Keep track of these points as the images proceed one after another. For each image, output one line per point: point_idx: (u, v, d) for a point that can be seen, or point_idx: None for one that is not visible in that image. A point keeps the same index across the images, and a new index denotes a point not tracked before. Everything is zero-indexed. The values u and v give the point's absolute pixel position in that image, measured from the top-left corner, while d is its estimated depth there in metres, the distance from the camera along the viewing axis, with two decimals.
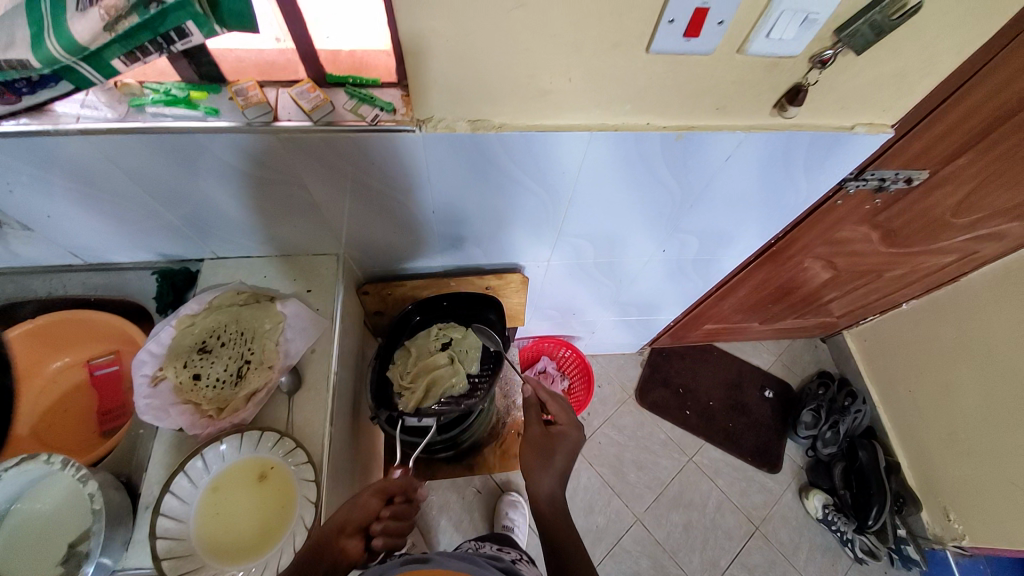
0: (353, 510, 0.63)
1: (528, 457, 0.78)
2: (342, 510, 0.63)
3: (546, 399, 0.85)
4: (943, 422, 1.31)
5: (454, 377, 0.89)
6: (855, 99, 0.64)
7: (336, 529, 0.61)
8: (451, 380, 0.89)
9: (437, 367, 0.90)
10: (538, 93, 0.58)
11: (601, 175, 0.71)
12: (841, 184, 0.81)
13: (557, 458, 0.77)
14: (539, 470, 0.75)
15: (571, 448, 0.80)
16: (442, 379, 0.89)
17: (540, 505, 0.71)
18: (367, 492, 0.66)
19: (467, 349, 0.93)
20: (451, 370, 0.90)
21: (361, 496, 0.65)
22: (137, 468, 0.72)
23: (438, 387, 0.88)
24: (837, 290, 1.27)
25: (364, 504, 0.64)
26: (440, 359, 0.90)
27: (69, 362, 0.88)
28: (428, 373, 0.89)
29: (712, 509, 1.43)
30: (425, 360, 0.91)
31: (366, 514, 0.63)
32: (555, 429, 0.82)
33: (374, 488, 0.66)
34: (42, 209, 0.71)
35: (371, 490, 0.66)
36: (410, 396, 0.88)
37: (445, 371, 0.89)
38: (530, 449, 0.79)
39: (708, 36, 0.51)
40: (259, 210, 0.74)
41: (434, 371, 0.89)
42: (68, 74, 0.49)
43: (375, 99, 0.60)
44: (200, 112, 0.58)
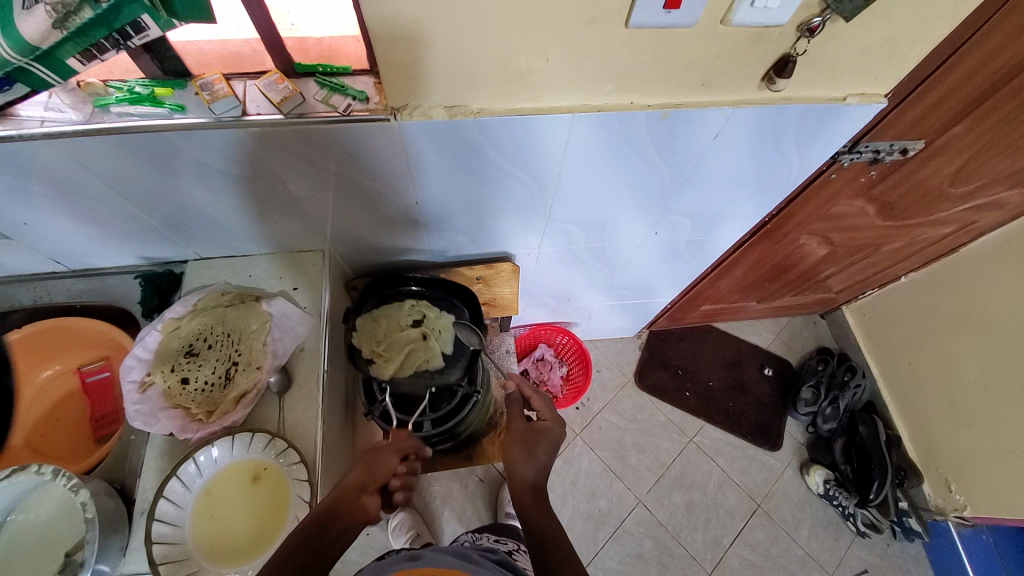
0: (374, 469, 0.65)
1: (511, 448, 0.78)
2: (361, 468, 0.65)
3: (531, 395, 0.88)
4: (943, 393, 1.30)
5: (428, 354, 0.86)
6: (845, 70, 0.62)
7: (357, 487, 0.62)
8: (426, 356, 0.85)
9: (410, 341, 0.85)
10: (515, 75, 0.56)
11: (588, 158, 0.69)
12: (835, 158, 0.79)
13: (540, 451, 0.77)
14: (522, 460, 0.75)
15: (554, 441, 0.81)
16: (417, 355, 0.85)
17: (523, 497, 0.71)
18: (386, 451, 0.68)
19: (444, 327, 0.88)
20: (425, 348, 0.86)
21: (379, 456, 0.67)
22: (131, 474, 0.71)
23: (410, 361, 0.84)
24: (835, 265, 1.25)
25: (384, 462, 0.66)
26: (413, 333, 0.86)
27: (59, 371, 0.87)
28: (401, 346, 0.84)
29: (714, 489, 1.44)
30: (398, 332, 0.85)
31: (386, 472, 0.65)
32: (539, 424, 0.83)
33: (392, 448, 0.69)
34: (17, 217, 0.70)
35: (387, 450, 0.68)
36: (381, 366, 0.84)
37: (419, 347, 0.85)
38: (516, 442, 0.78)
39: (688, 7, 0.49)
40: (238, 209, 0.73)
41: (408, 346, 0.84)
42: (22, 76, 0.47)
43: (346, 87, 0.58)
44: (165, 109, 0.56)
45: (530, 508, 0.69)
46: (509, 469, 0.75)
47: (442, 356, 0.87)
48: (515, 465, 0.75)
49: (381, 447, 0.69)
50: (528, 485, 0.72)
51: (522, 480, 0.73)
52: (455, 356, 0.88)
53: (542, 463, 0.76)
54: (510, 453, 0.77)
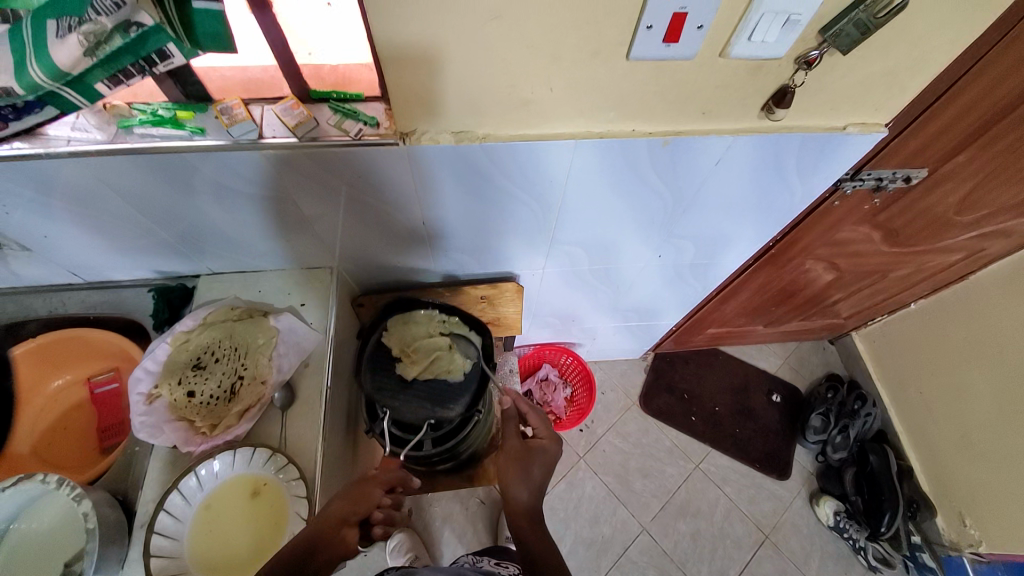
0: (360, 502, 0.64)
1: (506, 468, 0.78)
2: (345, 498, 0.65)
3: (526, 411, 0.86)
4: (956, 424, 1.27)
5: (451, 364, 0.84)
6: (844, 100, 0.63)
7: (336, 521, 0.62)
8: (448, 367, 0.84)
9: (438, 348, 0.86)
10: (520, 103, 0.58)
11: (592, 183, 0.71)
12: (837, 185, 0.80)
13: (535, 470, 0.77)
14: (516, 482, 0.75)
15: (550, 460, 0.81)
16: (441, 363, 0.85)
17: (519, 518, 0.71)
18: (371, 482, 0.67)
19: (471, 344, 0.88)
20: (449, 358, 0.85)
21: (364, 487, 0.66)
22: (133, 485, 0.72)
23: (432, 368, 0.84)
24: (842, 291, 1.24)
25: (369, 495, 0.66)
26: (441, 341, 0.86)
27: (70, 380, 0.89)
28: (428, 351, 0.85)
29: (721, 517, 1.40)
30: (426, 338, 0.86)
31: (369, 505, 0.65)
32: (535, 442, 0.82)
33: (379, 479, 0.68)
34: (39, 229, 0.72)
35: (371, 483, 0.67)
36: (405, 366, 0.84)
37: (444, 356, 0.85)
38: (510, 462, 0.78)
39: (687, 42, 0.51)
40: (250, 226, 0.75)
41: (433, 352, 0.85)
42: (53, 100, 0.50)
43: (358, 113, 0.60)
44: (186, 131, 0.58)
45: (526, 531, 0.69)
46: (505, 491, 0.75)
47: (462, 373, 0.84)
48: (509, 487, 0.75)
49: (366, 478, 0.68)
50: (524, 508, 0.72)
51: (517, 502, 0.73)
52: (465, 388, 0.84)
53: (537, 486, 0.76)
54: (505, 474, 0.77)
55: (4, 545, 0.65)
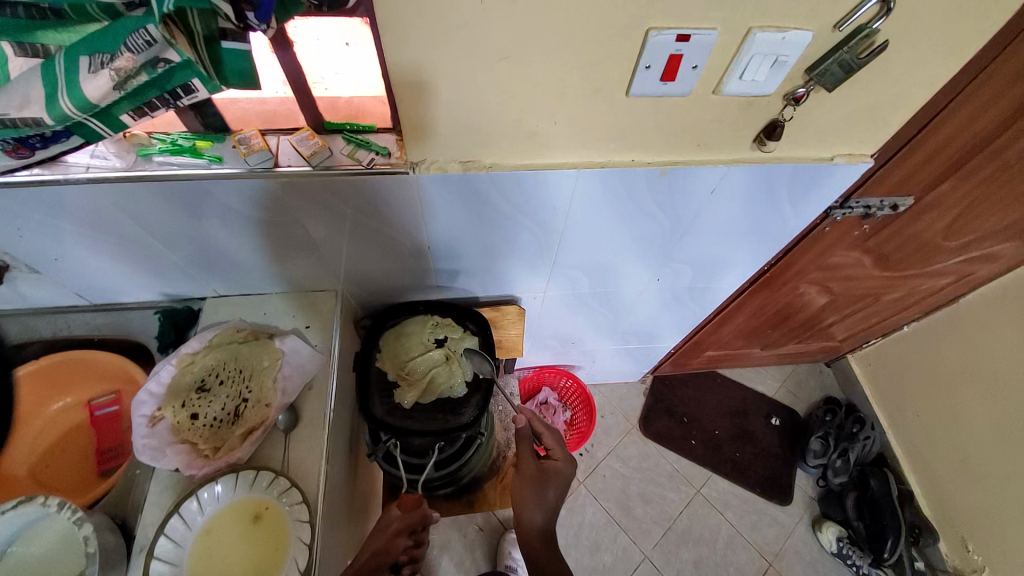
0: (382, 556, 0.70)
1: (520, 491, 0.80)
2: (369, 550, 0.70)
3: (541, 431, 0.85)
4: (954, 447, 1.28)
5: (451, 379, 0.82)
6: (831, 133, 0.67)
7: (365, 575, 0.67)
8: (448, 382, 0.82)
9: (434, 364, 0.83)
10: (525, 134, 0.61)
11: (590, 209, 0.73)
12: (827, 212, 0.83)
13: (550, 492, 0.79)
14: (529, 508, 0.79)
15: (564, 481, 0.81)
16: (440, 380, 0.82)
17: (535, 549, 0.75)
18: (391, 533, 0.72)
19: (468, 352, 0.85)
20: (448, 372, 0.82)
21: (387, 538, 0.72)
22: (133, 509, 0.71)
23: (433, 389, 0.81)
24: (836, 314, 1.27)
25: (392, 545, 0.71)
26: (436, 356, 0.83)
27: (71, 402, 0.89)
28: (424, 371, 0.82)
29: (723, 544, 1.39)
30: (420, 356, 0.83)
31: (393, 555, 0.70)
32: (549, 464, 0.82)
33: (398, 528, 0.73)
34: (51, 252, 0.74)
35: (391, 533, 0.72)
36: (403, 392, 0.80)
37: (442, 371, 0.82)
38: (524, 483, 0.80)
39: (683, 80, 0.54)
40: (258, 249, 0.77)
41: (430, 370, 0.82)
42: (80, 129, 0.52)
43: (370, 143, 0.63)
44: (204, 160, 0.61)
45: (541, 555, 0.74)
46: (519, 513, 0.79)
47: (464, 384, 0.82)
48: (524, 510, 0.79)
49: (388, 527, 0.73)
50: (538, 529, 0.77)
51: (531, 525, 0.77)
52: (477, 388, 0.83)
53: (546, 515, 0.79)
54: (519, 496, 0.80)
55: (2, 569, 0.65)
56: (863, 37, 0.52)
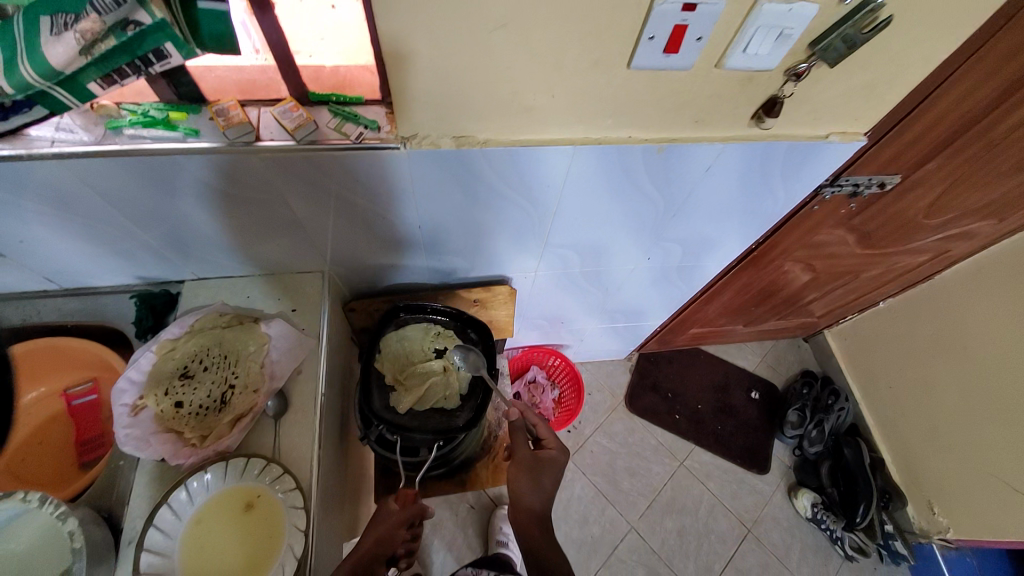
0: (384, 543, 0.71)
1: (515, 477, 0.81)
2: (372, 539, 0.71)
3: (536, 423, 0.86)
4: (924, 417, 1.34)
5: (446, 391, 0.86)
6: (828, 111, 0.67)
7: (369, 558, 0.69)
8: (443, 394, 0.85)
9: (432, 373, 0.86)
10: (521, 108, 0.59)
11: (586, 187, 0.72)
12: (818, 191, 0.83)
13: (545, 480, 0.80)
14: (526, 491, 0.79)
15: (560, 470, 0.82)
16: (435, 390, 0.85)
17: (532, 530, 0.76)
18: (392, 524, 0.74)
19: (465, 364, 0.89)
20: (444, 383, 0.86)
21: (389, 528, 0.73)
22: (119, 501, 0.69)
23: (427, 397, 0.85)
24: (817, 291, 1.30)
25: (393, 535, 0.73)
26: (435, 365, 0.87)
27: (44, 393, 0.85)
28: (422, 379, 0.86)
29: (705, 513, 1.44)
30: (420, 364, 0.87)
31: (393, 544, 0.72)
32: (544, 453, 0.83)
33: (399, 519, 0.74)
34: (14, 234, 0.69)
35: (393, 523, 0.74)
36: (399, 397, 0.84)
37: (438, 381, 0.86)
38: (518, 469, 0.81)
39: (687, 53, 0.53)
40: (238, 229, 0.73)
41: (428, 379, 0.85)
42: (42, 99, 0.48)
43: (359, 116, 0.60)
44: (179, 133, 0.57)
45: (537, 538, 0.74)
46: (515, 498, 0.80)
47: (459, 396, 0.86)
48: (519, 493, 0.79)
49: (389, 518, 0.75)
50: (534, 513, 0.77)
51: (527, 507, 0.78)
52: (471, 397, 0.87)
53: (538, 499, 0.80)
54: (514, 482, 0.81)
55: None
56: (868, 11, 0.52)
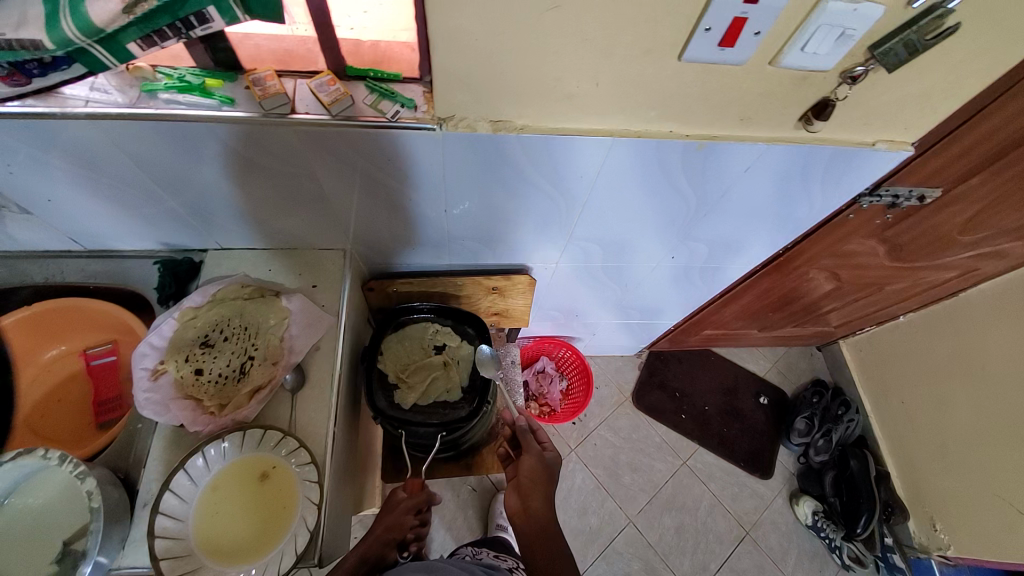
0: (395, 528, 0.74)
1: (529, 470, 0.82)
2: (382, 526, 0.75)
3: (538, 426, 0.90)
4: (934, 434, 1.33)
5: (449, 384, 0.92)
6: (878, 117, 0.64)
7: (381, 543, 0.73)
8: (446, 388, 0.91)
9: (433, 369, 0.92)
10: (562, 96, 0.57)
11: (619, 180, 0.70)
12: (855, 200, 0.81)
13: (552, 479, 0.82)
14: (536, 483, 0.81)
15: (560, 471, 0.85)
16: (438, 385, 0.91)
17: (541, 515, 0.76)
18: (400, 511, 0.76)
19: (464, 358, 0.95)
20: (445, 376, 0.92)
21: (397, 515, 0.76)
22: (135, 464, 0.69)
23: (431, 391, 0.90)
24: (837, 301, 1.28)
25: (402, 522, 0.75)
26: (436, 362, 0.93)
27: (65, 351, 0.87)
28: (424, 375, 0.91)
29: (704, 513, 1.44)
30: (422, 361, 0.92)
31: (402, 530, 0.74)
32: (548, 455, 0.86)
33: (406, 506, 0.76)
34: (43, 192, 0.69)
35: (401, 511, 0.76)
36: (404, 393, 0.89)
37: (440, 376, 0.92)
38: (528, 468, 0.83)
39: (742, 47, 0.50)
40: (265, 201, 0.73)
41: (430, 374, 0.91)
42: (82, 57, 0.47)
43: (396, 94, 0.59)
44: (215, 100, 0.57)
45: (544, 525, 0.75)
46: (519, 492, 0.80)
47: (461, 388, 0.92)
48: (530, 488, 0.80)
49: (397, 506, 0.77)
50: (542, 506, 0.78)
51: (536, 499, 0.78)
52: (471, 389, 0.93)
53: (547, 488, 0.81)
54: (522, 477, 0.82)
55: None
56: (934, 17, 0.49)
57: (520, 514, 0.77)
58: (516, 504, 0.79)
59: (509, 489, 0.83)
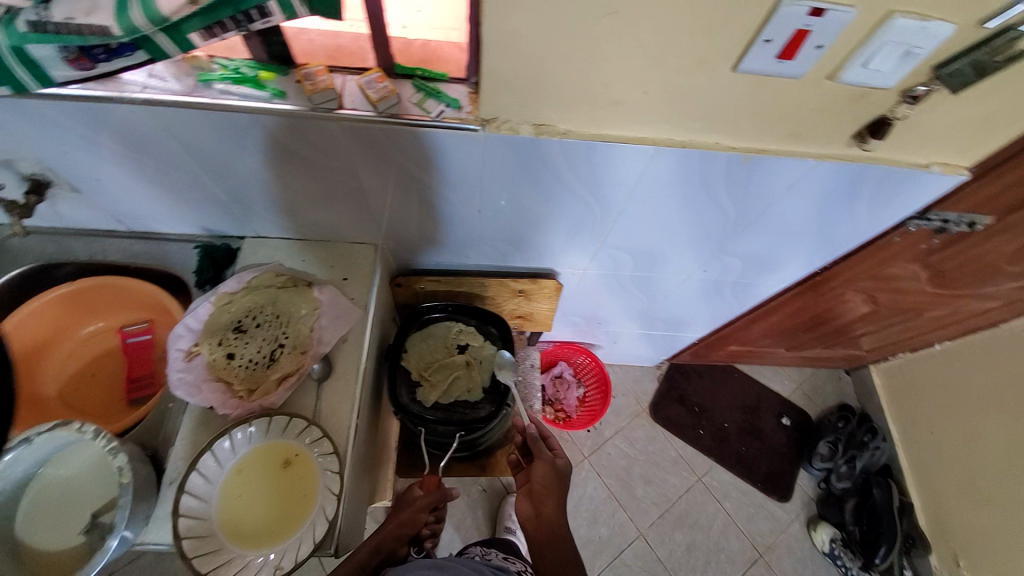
0: (405, 525, 0.74)
1: (541, 480, 0.80)
2: (395, 521, 0.74)
3: (550, 434, 0.88)
4: (963, 469, 1.27)
5: (470, 384, 0.91)
6: (935, 138, 0.62)
7: (393, 537, 0.72)
8: (467, 388, 0.91)
9: (455, 368, 0.92)
10: (609, 102, 0.56)
11: (657, 189, 0.69)
12: (902, 222, 0.78)
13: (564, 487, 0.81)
14: (547, 490, 0.79)
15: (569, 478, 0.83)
16: (460, 384, 0.91)
17: (551, 520, 0.76)
18: (415, 509, 0.75)
19: (487, 359, 0.95)
20: (467, 376, 0.92)
21: (411, 512, 0.75)
22: (164, 443, 0.71)
23: (452, 390, 0.90)
24: (870, 325, 1.24)
25: (415, 518, 0.75)
26: (458, 361, 0.92)
27: (102, 328, 0.90)
28: (447, 373, 0.91)
29: (717, 532, 1.41)
30: (445, 360, 0.92)
31: (415, 527, 0.74)
32: (559, 462, 0.83)
33: (421, 504, 0.76)
34: (93, 172, 0.71)
35: (415, 508, 0.76)
36: (425, 390, 0.90)
37: (462, 375, 0.92)
38: (540, 478, 0.80)
39: (803, 60, 0.49)
40: (304, 192, 0.74)
41: (452, 373, 0.91)
42: (146, 45, 0.49)
43: (442, 94, 0.59)
44: (266, 93, 0.58)
45: (552, 535, 0.74)
46: (529, 500, 0.79)
47: (482, 388, 0.92)
48: (545, 498, 0.78)
49: (412, 503, 0.77)
50: (553, 515, 0.76)
51: (549, 509, 0.77)
52: (493, 389, 0.93)
53: (558, 494, 0.80)
54: (535, 487, 0.80)
55: (26, 495, 0.65)
56: (1008, 38, 0.47)
57: (531, 520, 0.76)
58: (526, 509, 0.78)
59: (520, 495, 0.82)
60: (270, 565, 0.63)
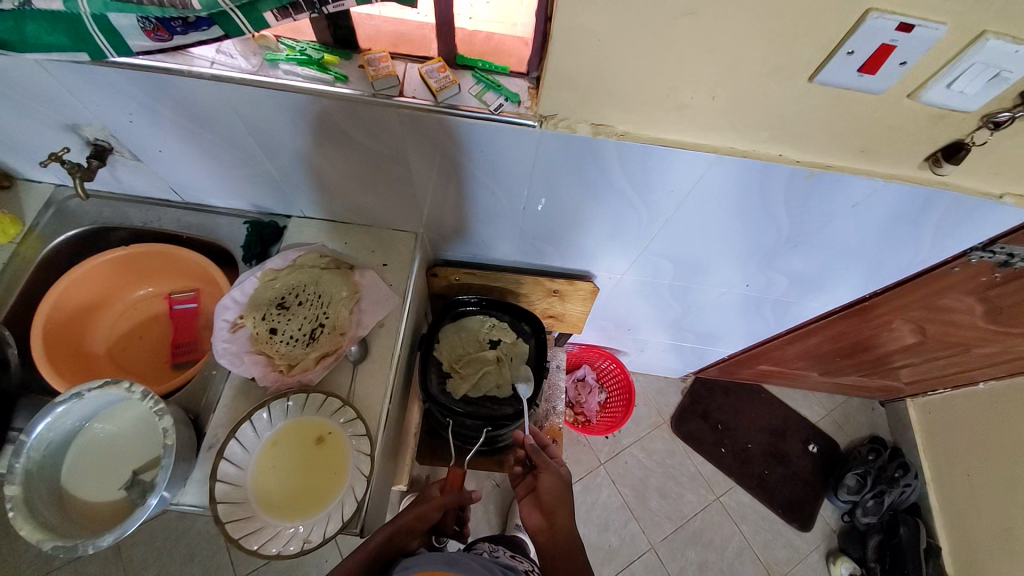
0: (420, 520, 0.73)
1: (549, 489, 0.76)
2: (412, 513, 0.73)
3: (549, 443, 0.89)
4: (1001, 517, 1.20)
5: (499, 380, 0.91)
6: (1014, 167, 0.58)
7: (405, 529, 0.71)
8: (496, 383, 0.91)
9: (486, 363, 0.92)
10: (673, 106, 0.55)
11: (708, 198, 0.67)
12: (964, 252, 0.74)
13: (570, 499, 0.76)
14: (558, 505, 0.74)
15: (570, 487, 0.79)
16: (489, 378, 0.91)
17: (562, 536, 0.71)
18: (430, 505, 0.76)
19: (518, 356, 0.95)
20: (497, 371, 0.92)
21: (426, 507, 0.75)
22: (205, 409, 0.74)
23: (482, 384, 0.91)
24: (913, 357, 1.19)
25: (430, 514, 0.75)
26: (489, 356, 0.93)
27: (151, 293, 0.94)
28: (477, 367, 0.92)
29: (731, 554, 1.38)
30: (476, 353, 0.93)
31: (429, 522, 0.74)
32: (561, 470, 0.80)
33: (437, 503, 0.77)
34: (156, 143, 0.74)
35: (432, 505, 0.76)
36: (456, 382, 0.90)
37: (492, 370, 0.92)
38: (548, 495, 0.76)
39: (884, 76, 0.47)
40: (354, 177, 0.75)
41: (483, 368, 0.91)
42: (222, 21, 0.50)
43: (502, 87, 0.59)
44: (329, 76, 0.59)
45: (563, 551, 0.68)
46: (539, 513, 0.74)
47: (512, 386, 0.92)
48: (558, 510, 0.74)
49: (430, 500, 0.77)
50: (565, 529, 0.71)
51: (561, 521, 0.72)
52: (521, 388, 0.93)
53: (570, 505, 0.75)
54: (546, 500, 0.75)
55: (71, 449, 0.68)
56: None
57: (543, 531, 0.72)
58: (537, 520, 0.74)
59: (529, 506, 0.77)
60: (298, 537, 0.65)
